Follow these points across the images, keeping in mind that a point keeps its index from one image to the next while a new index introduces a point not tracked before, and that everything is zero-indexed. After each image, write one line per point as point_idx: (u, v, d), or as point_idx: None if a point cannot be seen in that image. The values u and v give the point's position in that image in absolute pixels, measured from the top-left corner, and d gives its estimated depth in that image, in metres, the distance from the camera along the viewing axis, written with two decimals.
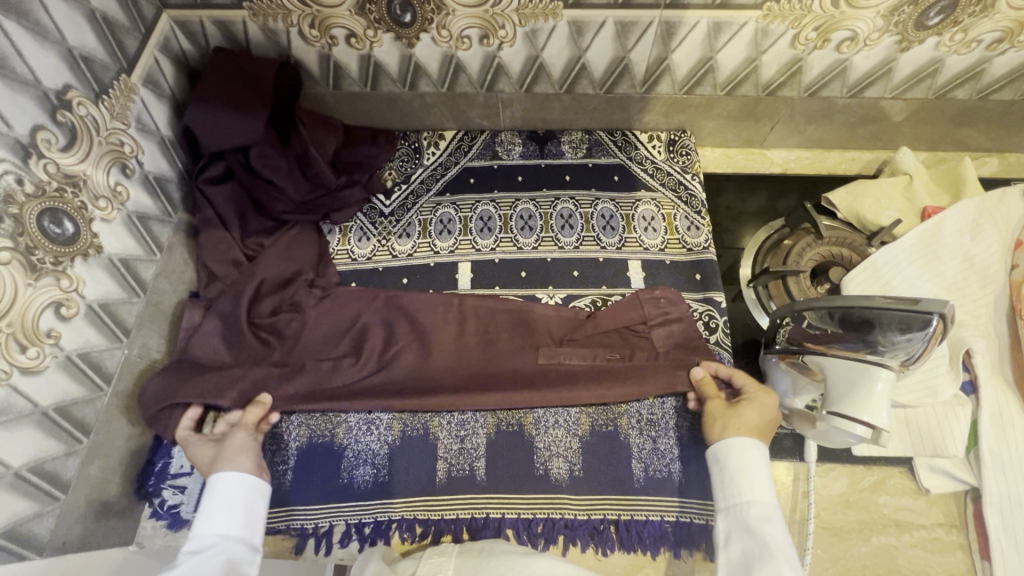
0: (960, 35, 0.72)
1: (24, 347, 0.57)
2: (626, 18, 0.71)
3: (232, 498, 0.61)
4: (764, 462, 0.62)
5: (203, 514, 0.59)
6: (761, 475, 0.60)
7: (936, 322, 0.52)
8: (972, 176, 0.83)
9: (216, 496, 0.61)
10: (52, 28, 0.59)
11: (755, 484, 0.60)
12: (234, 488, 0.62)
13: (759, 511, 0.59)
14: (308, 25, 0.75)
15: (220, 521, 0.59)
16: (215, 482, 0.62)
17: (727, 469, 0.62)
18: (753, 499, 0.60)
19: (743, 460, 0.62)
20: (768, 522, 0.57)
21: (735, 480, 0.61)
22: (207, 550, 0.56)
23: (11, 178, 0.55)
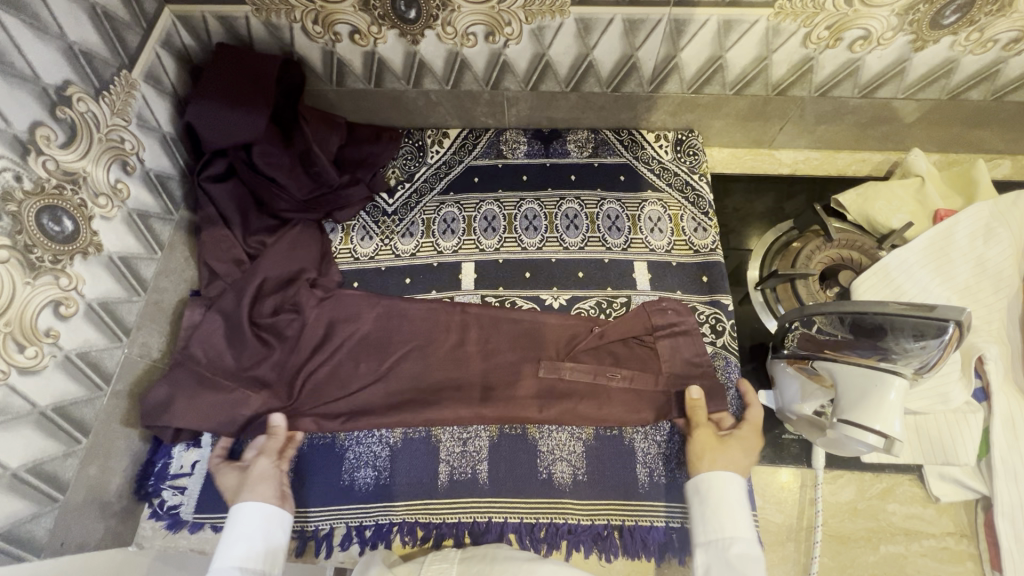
0: (976, 35, 0.70)
1: (22, 347, 0.56)
2: (635, 16, 0.70)
3: (251, 529, 0.64)
4: (743, 499, 0.65)
5: (226, 543, 0.62)
6: (742, 512, 0.63)
7: (952, 330, 0.51)
8: (985, 178, 0.81)
9: (238, 526, 0.63)
10: (52, 23, 0.58)
11: (737, 521, 0.63)
12: (253, 517, 0.64)
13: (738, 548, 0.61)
14: (311, 21, 0.74)
15: (237, 552, 0.62)
16: (237, 510, 0.65)
17: (709, 503, 0.64)
18: (735, 536, 0.62)
19: (727, 496, 0.64)
20: (751, 561, 0.60)
21: (716, 516, 0.64)
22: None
23: (10, 175, 0.54)
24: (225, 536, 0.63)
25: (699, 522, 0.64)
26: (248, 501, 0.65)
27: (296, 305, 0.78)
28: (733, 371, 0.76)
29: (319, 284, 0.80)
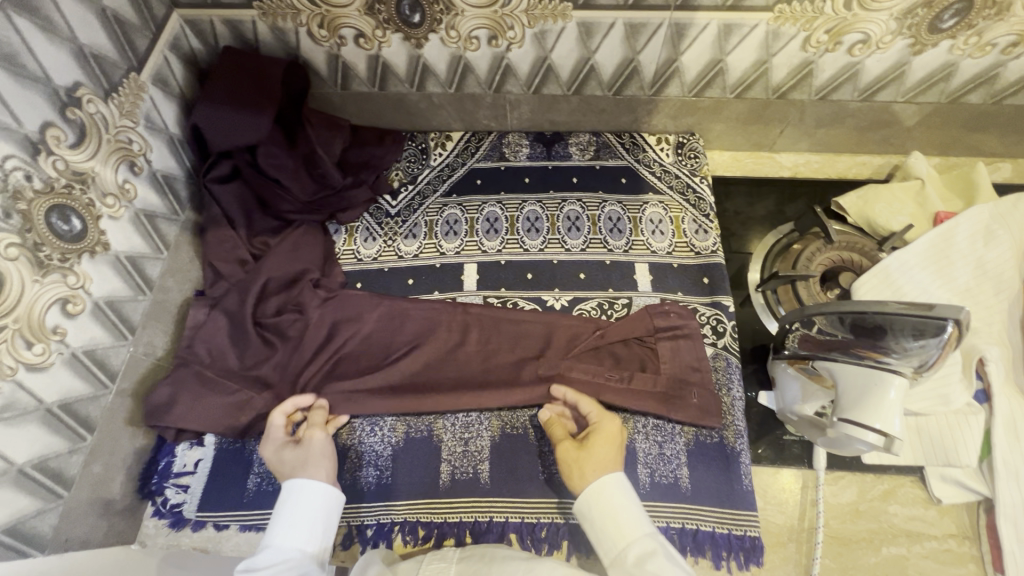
0: (974, 39, 0.71)
1: (30, 344, 0.57)
2: (636, 20, 0.71)
3: (312, 511, 0.61)
4: (630, 497, 0.58)
5: (278, 522, 0.59)
6: (628, 511, 0.56)
7: (952, 329, 0.51)
8: (985, 181, 0.82)
9: (300, 506, 0.60)
10: (63, 26, 0.59)
11: (631, 521, 0.56)
12: (307, 500, 0.61)
13: (642, 551, 0.53)
14: (317, 25, 0.75)
15: (298, 532, 0.59)
16: (289, 486, 0.62)
17: (596, 520, 0.57)
18: (633, 539, 0.54)
19: (612, 500, 0.57)
20: (659, 555, 0.52)
21: (607, 532, 0.56)
22: (284, 565, 0.55)
23: (20, 174, 0.55)
24: (278, 516, 0.60)
25: (600, 548, 0.56)
26: (294, 479, 0.63)
27: (300, 305, 0.78)
28: (734, 373, 0.76)
29: (322, 285, 0.81)
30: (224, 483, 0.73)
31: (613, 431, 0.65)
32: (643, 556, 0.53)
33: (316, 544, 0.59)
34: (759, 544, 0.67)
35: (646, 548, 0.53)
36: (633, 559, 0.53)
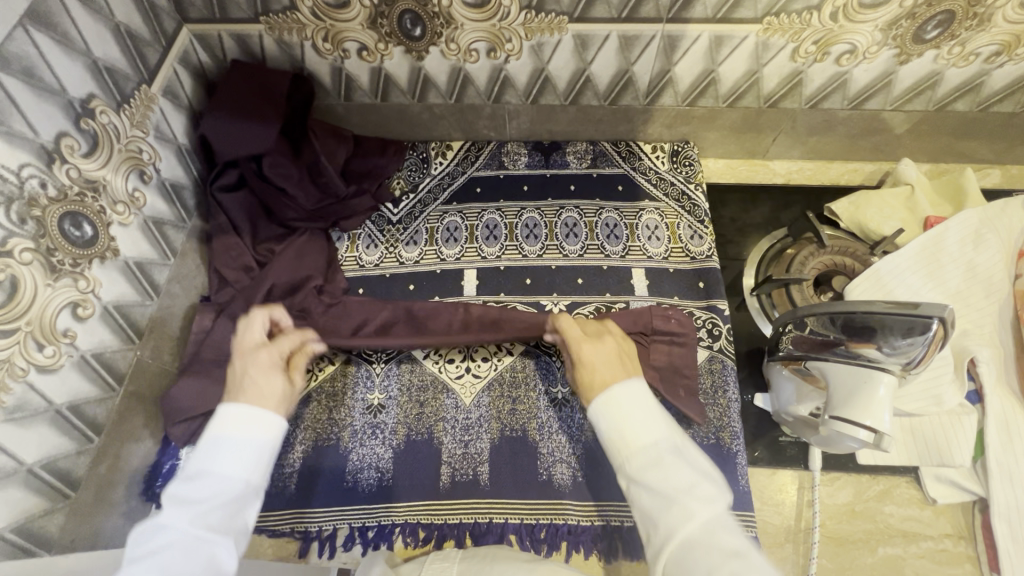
0: (958, 49, 0.73)
1: (41, 346, 0.58)
2: (629, 32, 0.73)
3: (249, 438, 0.53)
4: (639, 399, 0.55)
5: (213, 447, 0.52)
6: (635, 417, 0.54)
7: (937, 326, 0.52)
8: (973, 187, 0.84)
9: (237, 433, 0.53)
10: (79, 40, 0.61)
11: (635, 429, 0.53)
12: (247, 423, 0.54)
13: (645, 457, 0.51)
14: (321, 38, 0.77)
15: (237, 457, 0.52)
16: (223, 412, 0.54)
17: (615, 428, 0.54)
18: (641, 445, 0.52)
19: (621, 408, 0.55)
20: (669, 461, 0.50)
21: (621, 440, 0.53)
22: (219, 498, 0.49)
23: (36, 182, 0.57)
24: (213, 441, 0.52)
25: (606, 450, 0.55)
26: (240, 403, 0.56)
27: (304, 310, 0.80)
28: (730, 374, 0.77)
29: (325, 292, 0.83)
30: None
31: (588, 360, 0.62)
32: (648, 464, 0.51)
33: (257, 476, 0.52)
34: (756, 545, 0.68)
35: (653, 455, 0.51)
36: (632, 467, 0.51)
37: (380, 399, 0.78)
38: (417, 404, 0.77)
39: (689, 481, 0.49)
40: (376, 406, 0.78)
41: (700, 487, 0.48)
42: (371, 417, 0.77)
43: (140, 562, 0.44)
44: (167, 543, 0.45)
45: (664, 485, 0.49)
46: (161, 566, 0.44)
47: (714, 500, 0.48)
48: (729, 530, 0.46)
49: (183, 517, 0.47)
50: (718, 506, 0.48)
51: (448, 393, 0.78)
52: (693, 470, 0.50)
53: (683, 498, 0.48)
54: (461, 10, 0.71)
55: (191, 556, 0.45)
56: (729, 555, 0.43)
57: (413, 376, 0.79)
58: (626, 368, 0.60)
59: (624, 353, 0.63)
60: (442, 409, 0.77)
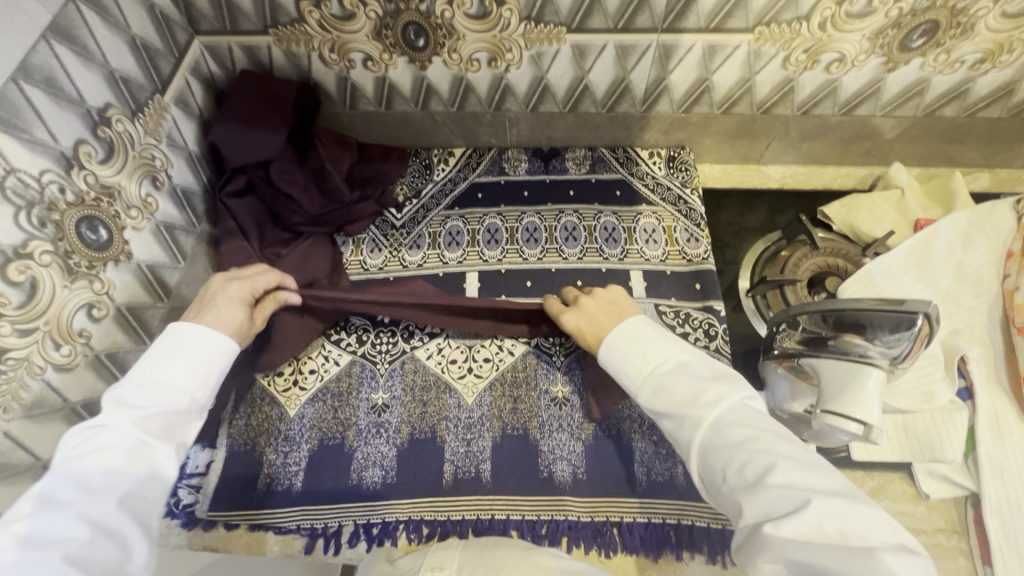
0: (943, 56, 0.76)
1: (58, 345, 0.60)
2: (626, 42, 0.76)
3: (193, 356, 0.59)
4: (643, 331, 0.63)
5: (160, 363, 0.58)
6: (643, 345, 0.61)
7: (922, 321, 0.55)
8: (962, 190, 0.86)
9: (182, 350, 0.59)
10: (97, 52, 0.64)
11: (644, 356, 0.60)
12: (195, 348, 0.60)
13: (652, 384, 0.58)
14: (328, 49, 0.80)
15: (181, 376, 0.58)
16: (180, 332, 0.60)
17: (621, 356, 0.62)
18: (650, 367, 0.59)
19: (619, 348, 0.62)
20: (678, 373, 0.57)
21: (632, 365, 0.61)
22: (163, 405, 0.55)
23: (55, 187, 0.60)
24: (161, 355, 0.58)
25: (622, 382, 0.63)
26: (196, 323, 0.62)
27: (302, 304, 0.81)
28: None
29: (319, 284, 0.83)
30: (234, 485, 0.75)
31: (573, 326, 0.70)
32: (654, 391, 0.58)
33: (200, 393, 0.59)
34: None
35: (658, 380, 0.58)
36: (644, 396, 0.59)
37: (384, 399, 0.80)
38: (420, 403, 0.79)
39: (694, 391, 0.54)
40: (380, 406, 0.79)
41: (705, 394, 0.54)
42: (375, 417, 0.79)
43: (86, 459, 0.50)
44: (113, 444, 0.51)
45: (671, 404, 0.55)
46: (105, 464, 0.50)
47: (723, 400, 0.53)
48: (743, 423, 0.50)
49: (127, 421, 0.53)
50: (730, 401, 0.53)
51: (450, 393, 0.80)
52: (696, 381, 0.55)
53: (690, 410, 0.53)
54: (463, 21, 0.73)
55: (133, 459, 0.52)
56: (738, 446, 0.48)
57: (416, 376, 0.81)
58: (612, 318, 0.67)
59: (608, 303, 0.70)
60: (445, 408, 0.79)
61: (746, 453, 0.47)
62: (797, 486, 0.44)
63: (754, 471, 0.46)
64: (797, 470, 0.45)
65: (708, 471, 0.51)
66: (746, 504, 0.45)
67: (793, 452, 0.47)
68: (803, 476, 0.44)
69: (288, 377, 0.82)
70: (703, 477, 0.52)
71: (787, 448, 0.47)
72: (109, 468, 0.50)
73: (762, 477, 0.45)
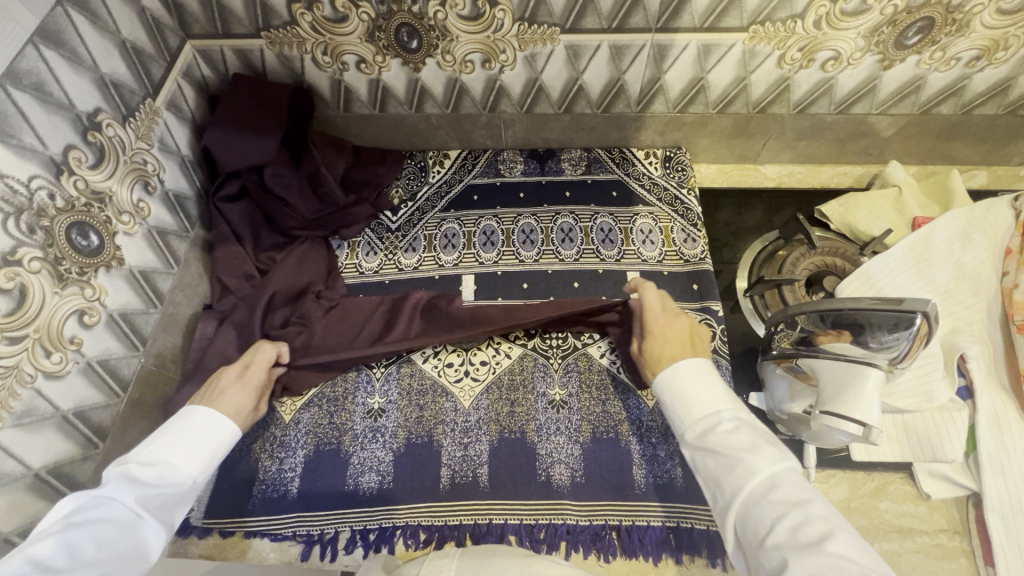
0: (939, 54, 0.75)
1: (49, 352, 0.60)
2: (620, 42, 0.75)
3: (202, 438, 0.60)
4: (708, 375, 0.61)
5: (171, 441, 0.58)
6: (704, 387, 0.60)
7: (922, 321, 0.54)
8: (960, 187, 0.86)
9: (192, 430, 0.60)
10: (87, 56, 0.64)
11: (704, 399, 0.59)
12: (207, 428, 0.61)
13: (707, 425, 0.57)
14: (321, 52, 0.80)
15: (189, 456, 0.58)
16: (196, 414, 0.62)
17: (678, 392, 0.61)
18: (709, 411, 0.58)
19: (684, 378, 0.61)
20: (738, 423, 0.55)
21: (687, 402, 0.60)
22: (167, 486, 0.55)
23: (44, 193, 0.59)
24: (174, 434, 0.59)
25: (669, 421, 0.62)
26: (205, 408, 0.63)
27: (302, 314, 0.82)
28: (725, 373, 0.79)
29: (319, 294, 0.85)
30: (230, 491, 0.74)
31: (658, 331, 0.70)
32: (708, 431, 0.57)
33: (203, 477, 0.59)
34: None
35: (714, 424, 0.57)
36: (694, 437, 0.58)
37: (380, 403, 0.79)
38: (416, 408, 0.78)
39: (751, 442, 0.53)
40: (376, 411, 0.79)
41: (765, 448, 0.52)
42: (371, 421, 0.78)
43: (81, 528, 0.49)
44: (111, 517, 0.51)
45: (724, 447, 0.54)
46: (98, 535, 0.49)
47: (781, 460, 0.51)
48: (801, 488, 0.49)
49: (130, 493, 0.53)
50: (785, 465, 0.51)
51: (448, 396, 0.79)
52: (754, 433, 0.54)
53: (746, 456, 0.52)
54: (456, 23, 0.73)
55: (126, 535, 0.50)
56: (793, 507, 0.46)
57: (413, 380, 0.80)
58: (693, 346, 0.68)
59: (695, 333, 0.70)
60: (442, 412, 0.78)
61: (801, 515, 0.45)
62: (855, 560, 0.41)
63: (808, 533, 0.44)
64: (854, 546, 0.43)
65: (749, 528, 0.48)
66: (796, 561, 0.42)
67: (848, 528, 0.45)
68: (860, 555, 0.42)
69: None
70: (741, 533, 0.50)
71: (842, 522, 0.45)
72: (101, 539, 0.49)
73: (818, 542, 0.43)
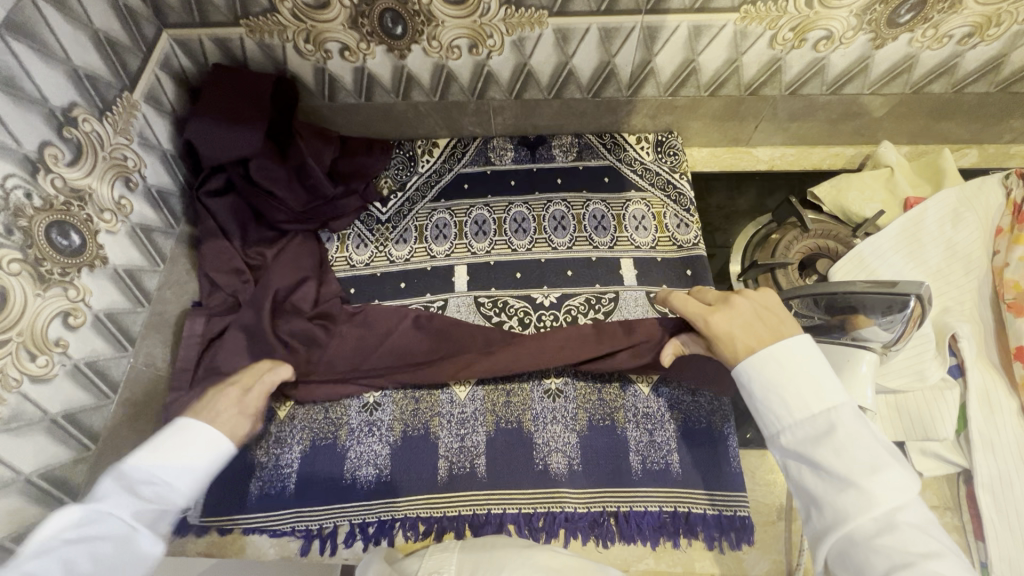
0: (931, 31, 0.74)
1: (33, 356, 0.59)
2: (609, 25, 0.74)
3: (197, 446, 0.53)
4: (814, 364, 0.49)
5: (167, 449, 0.51)
6: (809, 382, 0.49)
7: (915, 303, 0.54)
8: (951, 166, 0.86)
9: (187, 438, 0.53)
10: (58, 48, 0.61)
11: (809, 397, 0.48)
12: (209, 443, 0.53)
13: (813, 430, 0.47)
14: (303, 40, 0.77)
15: (187, 467, 0.51)
16: (191, 426, 0.54)
17: (774, 386, 0.50)
18: (815, 412, 0.47)
19: (784, 368, 0.50)
20: (855, 434, 0.46)
21: (782, 398, 0.49)
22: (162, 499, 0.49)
23: (21, 193, 0.57)
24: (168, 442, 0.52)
25: (758, 411, 0.52)
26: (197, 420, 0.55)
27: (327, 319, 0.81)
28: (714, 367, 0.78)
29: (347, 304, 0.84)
30: (227, 486, 0.74)
31: (722, 329, 0.57)
32: (813, 438, 0.47)
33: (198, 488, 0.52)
34: (749, 524, 0.70)
35: (822, 432, 0.47)
36: (793, 441, 0.48)
37: (375, 397, 0.79)
38: (412, 400, 0.78)
39: (872, 464, 0.44)
40: (372, 405, 0.78)
41: (887, 474, 0.44)
42: (367, 415, 0.77)
43: (74, 544, 0.43)
44: (105, 533, 0.44)
45: (836, 464, 0.45)
46: (92, 554, 0.43)
47: (901, 489, 0.43)
48: (921, 529, 0.42)
49: (129, 509, 0.46)
50: (905, 493, 0.43)
51: (443, 389, 0.79)
52: (875, 448, 0.45)
53: (861, 482, 0.44)
54: (441, 7, 0.71)
55: (121, 553, 0.44)
56: (915, 556, 0.40)
57: None
58: (772, 331, 0.53)
59: (762, 310, 0.56)
60: (438, 404, 0.78)
61: (922, 570, 0.39)
62: None
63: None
64: None
65: (851, 562, 0.43)
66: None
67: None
68: None
69: None
70: (839, 563, 0.45)
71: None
72: (96, 558, 0.43)
73: None
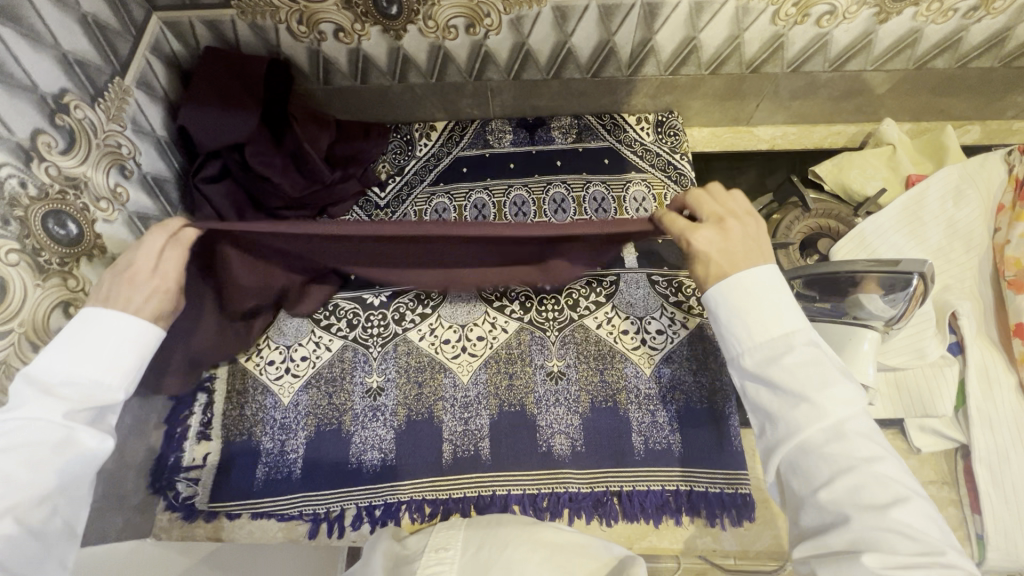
0: (936, 5, 0.73)
1: (36, 347, 0.58)
2: (609, 2, 0.72)
3: (115, 343, 0.51)
4: (776, 288, 0.52)
5: (80, 347, 0.50)
6: (771, 306, 0.51)
7: (917, 282, 0.55)
8: (955, 143, 0.85)
9: (99, 332, 0.51)
10: (46, 33, 0.60)
11: (771, 322, 0.51)
12: (131, 337, 0.52)
13: (769, 350, 0.50)
14: (296, 21, 0.75)
15: (111, 363, 0.51)
16: (98, 317, 0.51)
17: (737, 310, 0.52)
18: (774, 335, 0.50)
19: (748, 294, 0.52)
20: (812, 352, 0.49)
21: (744, 321, 0.52)
22: (91, 394, 0.49)
23: (14, 182, 0.56)
24: (77, 339, 0.50)
25: (720, 336, 0.54)
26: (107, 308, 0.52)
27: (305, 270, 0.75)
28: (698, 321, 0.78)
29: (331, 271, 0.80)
30: (234, 473, 0.75)
31: (700, 250, 0.56)
32: (769, 358, 0.50)
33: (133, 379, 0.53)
34: (750, 501, 0.72)
35: (781, 353, 0.50)
36: (751, 362, 0.51)
37: (378, 382, 0.79)
38: (415, 384, 0.78)
39: (825, 380, 0.47)
40: (375, 390, 0.78)
41: (838, 390, 0.47)
42: (371, 400, 0.78)
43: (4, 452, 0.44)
44: (39, 436, 0.45)
45: (790, 381, 0.48)
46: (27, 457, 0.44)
47: (850, 403, 0.47)
48: (869, 437, 0.46)
49: (58, 411, 0.47)
50: (855, 407, 0.47)
51: (445, 373, 0.79)
52: (828, 366, 0.48)
53: (814, 397, 0.47)
54: None
55: (62, 451, 0.46)
56: (859, 463, 0.44)
57: (409, 358, 0.80)
58: (750, 258, 0.54)
59: (749, 241, 0.56)
60: (441, 389, 0.78)
61: (864, 474, 0.43)
62: (920, 530, 0.41)
63: (869, 493, 0.43)
64: (927, 516, 0.42)
65: (800, 471, 0.47)
66: (859, 523, 0.42)
67: (916, 490, 0.44)
68: (928, 525, 0.42)
69: (279, 366, 0.80)
70: (787, 474, 0.48)
71: (910, 481, 0.44)
72: (32, 460, 0.45)
73: (884, 507, 0.42)
